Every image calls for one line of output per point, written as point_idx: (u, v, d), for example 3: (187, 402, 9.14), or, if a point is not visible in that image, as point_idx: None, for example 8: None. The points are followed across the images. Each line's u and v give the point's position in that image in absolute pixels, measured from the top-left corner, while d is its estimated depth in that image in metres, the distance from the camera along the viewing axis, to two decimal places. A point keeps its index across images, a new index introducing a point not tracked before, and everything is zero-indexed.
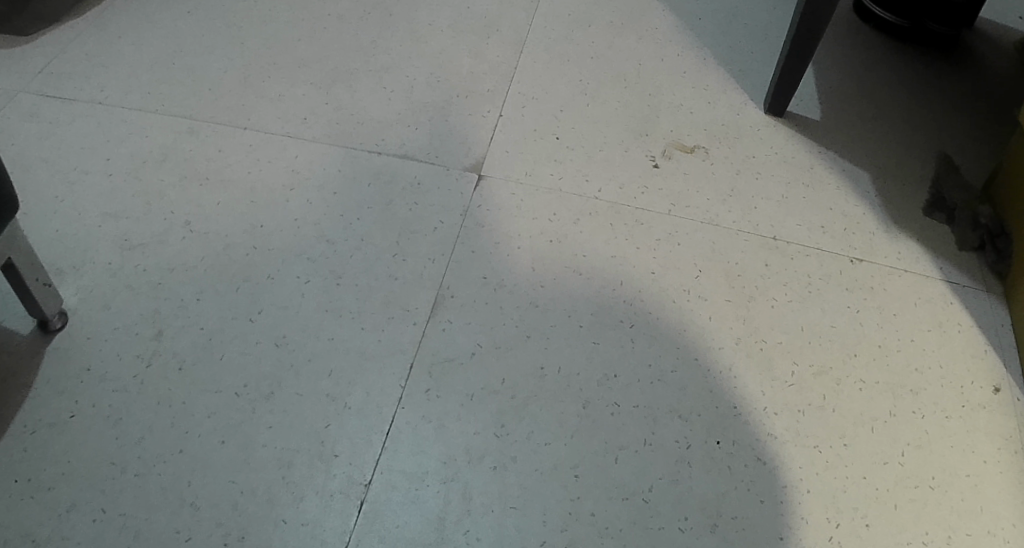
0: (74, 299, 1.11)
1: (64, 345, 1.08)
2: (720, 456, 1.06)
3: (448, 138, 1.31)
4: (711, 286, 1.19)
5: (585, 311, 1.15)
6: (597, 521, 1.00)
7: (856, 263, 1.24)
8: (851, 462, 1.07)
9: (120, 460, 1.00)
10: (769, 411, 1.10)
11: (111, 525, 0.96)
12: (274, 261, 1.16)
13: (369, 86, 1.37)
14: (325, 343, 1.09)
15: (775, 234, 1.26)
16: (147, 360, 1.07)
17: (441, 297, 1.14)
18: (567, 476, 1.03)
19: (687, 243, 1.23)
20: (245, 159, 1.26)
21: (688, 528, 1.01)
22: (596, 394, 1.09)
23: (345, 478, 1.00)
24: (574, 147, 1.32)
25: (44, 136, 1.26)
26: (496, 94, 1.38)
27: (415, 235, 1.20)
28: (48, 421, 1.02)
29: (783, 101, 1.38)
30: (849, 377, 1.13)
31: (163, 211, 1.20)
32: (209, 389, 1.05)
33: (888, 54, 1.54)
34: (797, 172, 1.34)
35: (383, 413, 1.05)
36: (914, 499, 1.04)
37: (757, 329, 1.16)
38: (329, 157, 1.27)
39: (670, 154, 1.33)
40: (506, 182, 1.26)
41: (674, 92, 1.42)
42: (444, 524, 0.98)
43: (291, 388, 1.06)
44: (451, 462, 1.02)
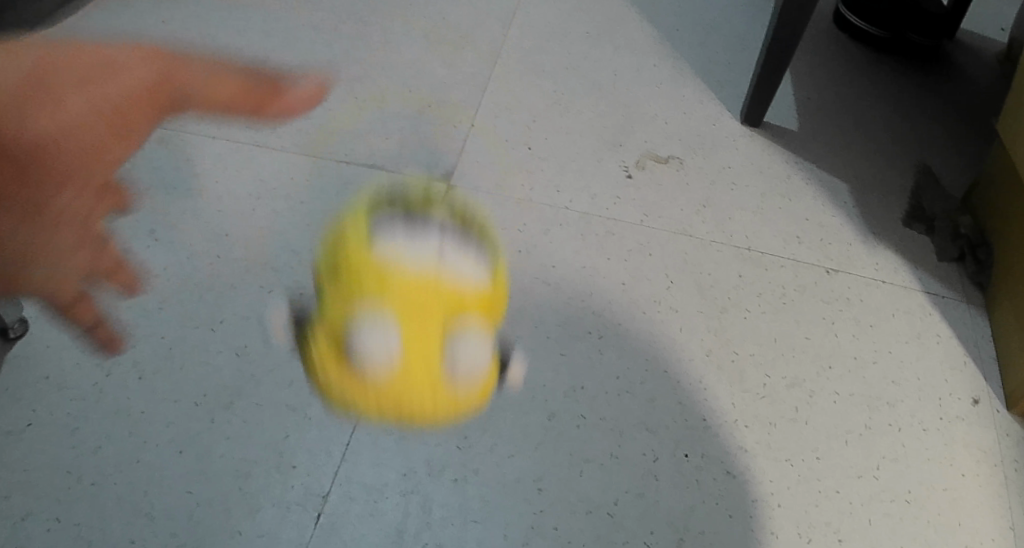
0: (36, 307, 1.11)
1: (24, 351, 1.08)
2: (688, 469, 1.05)
3: (418, 148, 1.27)
4: (683, 297, 1.18)
5: (553, 321, 1.13)
6: (560, 534, 0.99)
7: (832, 275, 1.24)
8: (823, 475, 1.07)
9: (76, 469, 1.00)
10: (739, 422, 1.09)
11: (66, 534, 0.96)
12: (238, 269, 1.14)
13: (341, 97, 1.33)
14: (286, 353, 1.08)
15: (750, 245, 1.24)
16: (107, 369, 1.07)
17: None
18: (530, 490, 1.01)
19: (659, 254, 1.21)
20: (213, 168, 1.23)
21: (654, 542, 1.00)
22: (562, 406, 1.07)
23: (303, 490, 0.99)
24: (545, 157, 1.29)
25: None
26: (469, 105, 1.34)
27: None
28: (5, 429, 1.02)
29: (760, 111, 1.36)
30: (824, 390, 1.13)
31: (130, 220, 1.18)
32: (169, 398, 1.05)
33: (869, 66, 1.52)
34: (773, 183, 1.32)
35: (344, 423, 1.03)
36: (890, 513, 1.05)
37: (729, 339, 1.15)
38: (297, 168, 1.24)
39: (643, 164, 1.30)
40: (476, 191, 1.23)
41: (649, 103, 1.39)
42: (402, 537, 0.97)
43: (251, 397, 1.05)
44: (410, 474, 1.01)
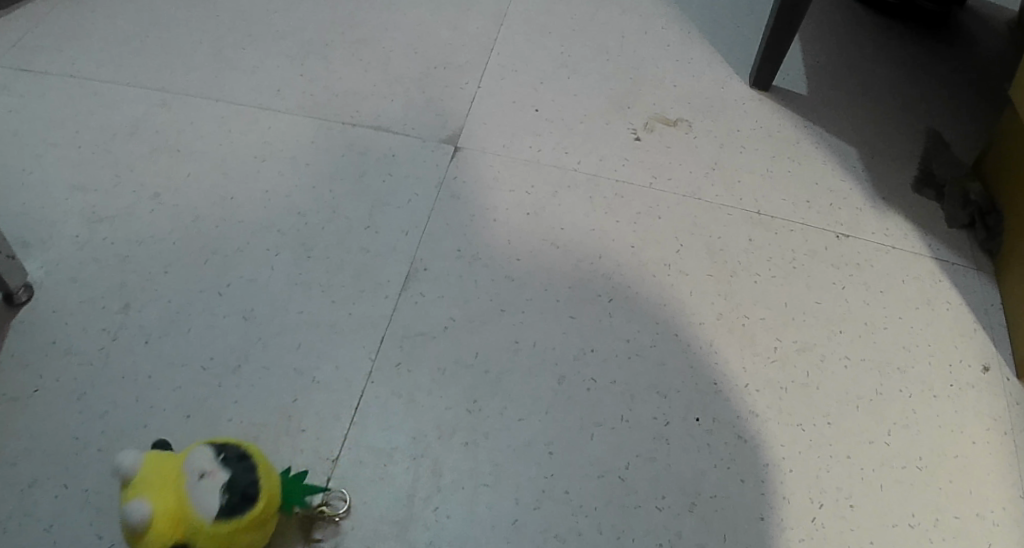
0: (41, 273, 1.11)
1: (29, 318, 1.07)
2: (699, 434, 1.04)
3: (424, 110, 1.25)
4: (693, 261, 1.16)
5: (562, 285, 1.11)
6: (571, 498, 0.99)
7: (842, 239, 1.23)
8: (834, 440, 1.06)
9: (83, 435, 1.00)
10: (750, 387, 1.09)
11: (74, 501, 0.97)
12: (243, 233, 1.12)
13: (345, 58, 1.31)
14: (293, 317, 1.06)
15: (760, 209, 1.23)
16: (113, 333, 1.06)
17: (412, 270, 1.10)
18: (541, 453, 1.01)
19: (669, 217, 1.20)
20: (216, 130, 1.22)
21: (664, 507, 1.00)
22: (572, 369, 1.06)
23: (313, 453, 0.98)
24: (554, 120, 1.27)
25: (14, 110, 1.24)
26: (475, 67, 1.32)
27: (389, 207, 1.15)
28: (12, 396, 1.02)
29: (770, 74, 1.34)
30: (835, 355, 1.13)
31: (133, 183, 1.17)
32: (175, 363, 1.04)
33: (879, 30, 1.50)
34: (783, 146, 1.30)
35: (352, 387, 1.02)
36: (901, 479, 1.04)
37: (740, 303, 1.14)
38: (302, 130, 1.22)
39: (652, 127, 1.29)
40: (484, 153, 1.22)
41: (657, 65, 1.37)
42: (413, 501, 0.97)
43: (258, 361, 1.04)
44: (420, 438, 1.00)
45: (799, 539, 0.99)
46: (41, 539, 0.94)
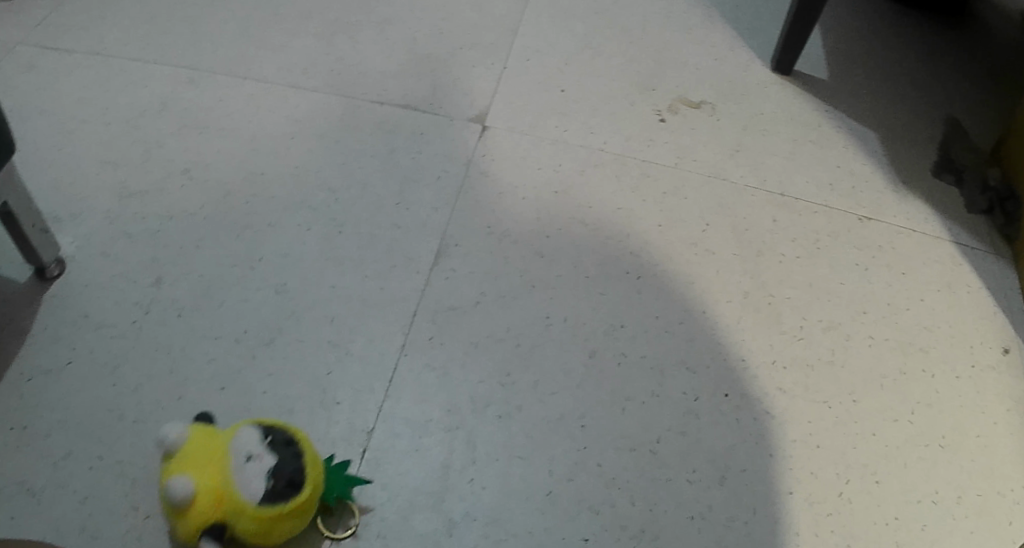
0: (73, 247, 1.11)
1: (62, 291, 1.08)
2: (729, 409, 1.05)
3: (449, 89, 1.28)
4: (719, 240, 1.18)
5: (591, 262, 1.13)
6: (604, 471, 0.99)
7: (864, 222, 1.23)
8: (860, 418, 1.07)
9: (117, 408, 1.00)
10: (777, 363, 1.10)
11: (109, 472, 0.97)
12: (275, 209, 1.14)
13: (372, 38, 1.34)
14: (326, 290, 1.08)
15: (783, 190, 1.24)
16: (146, 307, 1.07)
17: (443, 246, 1.12)
18: (573, 427, 1.02)
19: (694, 197, 1.21)
20: (245, 109, 1.24)
21: (696, 480, 1.00)
22: (602, 344, 1.07)
23: (348, 426, 0.99)
24: (578, 100, 1.29)
25: (43, 87, 1.25)
26: (499, 47, 1.34)
27: (418, 183, 1.17)
28: (45, 368, 1.03)
29: (792, 58, 1.36)
30: (859, 334, 1.14)
31: (163, 159, 1.19)
32: (208, 335, 1.05)
33: (896, 18, 1.51)
34: (805, 129, 1.32)
35: (385, 360, 1.03)
36: (925, 457, 1.05)
37: (766, 282, 1.15)
38: (331, 107, 1.24)
39: (676, 108, 1.30)
40: (510, 132, 1.23)
41: (679, 48, 1.38)
42: (448, 473, 0.97)
43: (291, 334, 1.05)
44: (454, 410, 1.01)
45: (826, 514, 1.00)
46: (76, 510, 0.94)
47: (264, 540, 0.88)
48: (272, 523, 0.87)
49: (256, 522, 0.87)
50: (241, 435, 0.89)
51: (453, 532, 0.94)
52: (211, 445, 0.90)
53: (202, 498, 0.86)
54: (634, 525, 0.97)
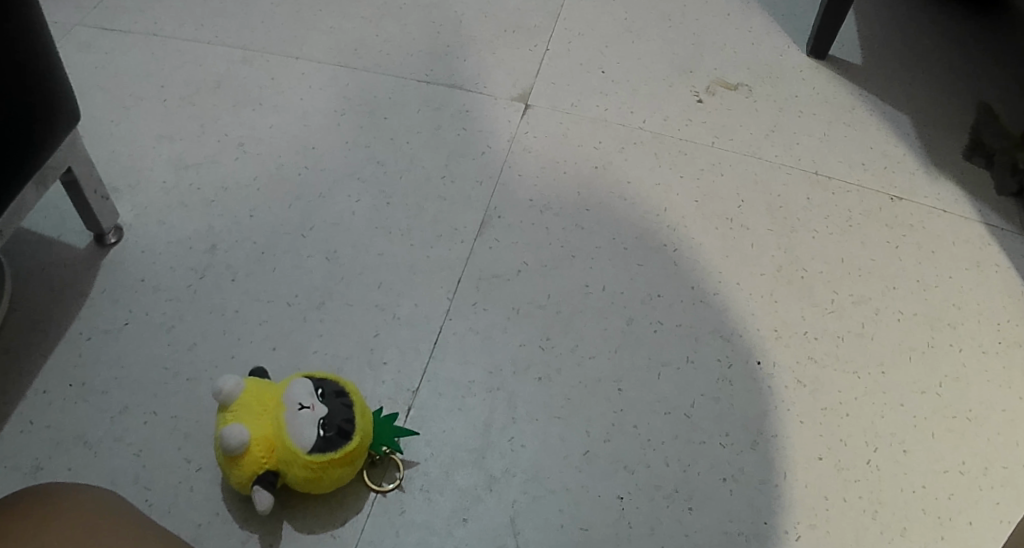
0: (130, 216, 1.17)
1: (119, 257, 1.14)
2: (761, 377, 1.08)
3: (493, 69, 1.32)
4: (753, 216, 1.21)
5: (630, 234, 1.17)
6: (640, 433, 1.03)
7: (896, 201, 1.25)
8: (888, 389, 1.09)
9: (172, 366, 1.05)
10: (809, 334, 1.12)
11: (163, 426, 1.01)
12: (327, 181, 1.19)
13: (419, 21, 1.39)
14: (374, 257, 1.12)
15: (818, 170, 1.27)
16: (200, 272, 1.12)
17: (487, 217, 1.16)
18: (611, 390, 1.05)
19: (730, 174, 1.24)
20: (297, 87, 1.29)
21: (728, 444, 1.03)
22: (639, 312, 1.11)
23: (394, 385, 1.03)
24: (619, 81, 1.33)
25: (101, 65, 1.31)
26: (542, 31, 1.39)
27: (464, 158, 1.21)
28: (104, 328, 1.08)
29: (827, 42, 1.38)
30: (888, 309, 1.15)
31: (218, 133, 1.24)
32: (260, 298, 1.09)
33: (932, 5, 1.52)
34: (839, 112, 1.34)
35: (431, 323, 1.07)
36: (952, 429, 1.06)
37: (798, 258, 1.18)
38: (379, 85, 1.29)
39: (714, 90, 1.33)
40: (553, 111, 1.27)
41: (716, 32, 1.42)
42: (489, 431, 1.01)
43: (341, 298, 1.09)
44: (496, 372, 1.05)
45: (854, 480, 1.02)
46: (132, 461, 0.99)
47: (316, 488, 0.93)
48: (323, 470, 0.92)
49: (307, 470, 0.92)
50: (293, 388, 0.94)
51: (493, 487, 0.98)
52: (265, 397, 0.94)
53: (255, 446, 0.91)
54: (668, 485, 1.00)
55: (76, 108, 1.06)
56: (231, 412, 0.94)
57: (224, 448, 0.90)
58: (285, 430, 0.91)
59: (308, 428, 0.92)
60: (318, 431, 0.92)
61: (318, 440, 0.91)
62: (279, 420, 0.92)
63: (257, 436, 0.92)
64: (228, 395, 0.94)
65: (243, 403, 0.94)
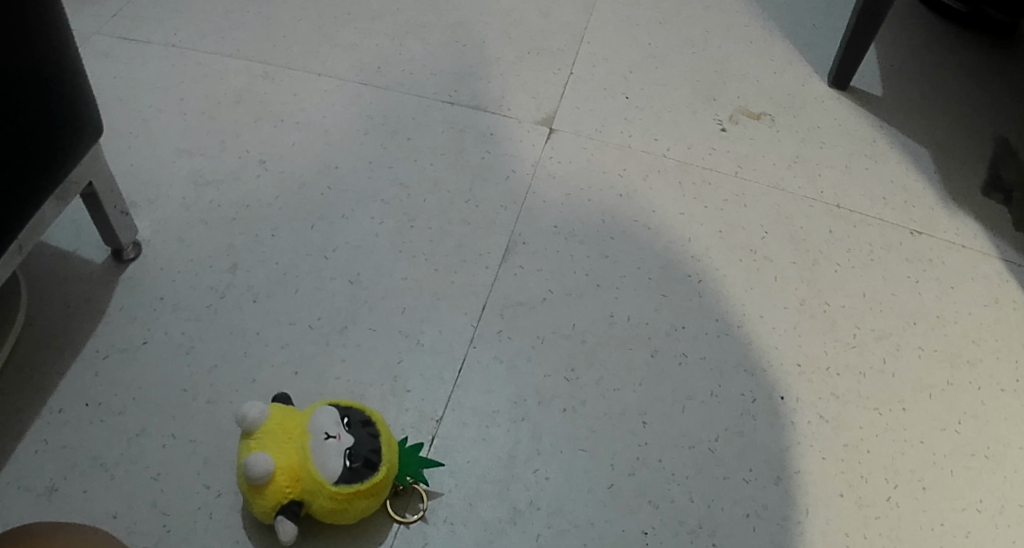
0: (148, 231, 1.15)
1: (137, 273, 1.12)
2: (784, 412, 1.08)
3: (517, 92, 1.31)
4: (776, 248, 1.21)
5: (654, 264, 1.16)
6: (664, 467, 1.02)
7: (916, 236, 1.25)
8: (908, 425, 1.09)
9: (191, 388, 1.03)
10: (831, 369, 1.12)
11: (182, 450, 1.00)
12: (349, 202, 1.18)
13: (442, 40, 1.38)
14: (397, 282, 1.11)
15: (839, 203, 1.27)
16: (220, 292, 1.10)
17: (512, 243, 1.15)
18: (635, 422, 1.04)
19: (754, 205, 1.24)
20: (319, 104, 1.28)
21: (752, 479, 1.02)
22: (664, 344, 1.10)
23: (417, 413, 1.02)
24: (643, 107, 1.33)
25: (120, 76, 1.29)
26: (566, 54, 1.38)
27: (488, 182, 1.21)
28: (120, 347, 1.06)
29: (848, 73, 1.38)
30: (909, 344, 1.15)
31: (239, 150, 1.22)
32: (282, 321, 1.08)
33: (951, 38, 1.52)
34: (861, 143, 1.34)
35: (455, 351, 1.06)
36: (970, 466, 1.06)
37: (821, 291, 1.18)
38: (403, 105, 1.28)
39: (737, 119, 1.33)
40: (577, 136, 1.27)
41: (739, 59, 1.42)
42: (514, 462, 1.00)
43: (364, 322, 1.08)
44: (521, 402, 1.04)
45: (874, 517, 1.01)
46: (148, 486, 0.97)
47: (339, 518, 0.92)
48: (348, 501, 0.91)
49: (332, 501, 0.90)
50: (319, 416, 0.93)
51: (517, 520, 0.97)
52: (289, 425, 0.93)
53: (279, 475, 0.90)
54: (691, 521, 0.99)
55: (98, 118, 1.03)
56: (254, 439, 0.92)
57: (248, 477, 0.89)
58: (311, 460, 0.90)
59: (335, 458, 0.90)
60: (344, 462, 0.90)
61: (343, 472, 0.90)
62: (304, 450, 0.91)
63: (281, 466, 0.90)
64: (252, 423, 0.92)
65: (267, 431, 0.92)
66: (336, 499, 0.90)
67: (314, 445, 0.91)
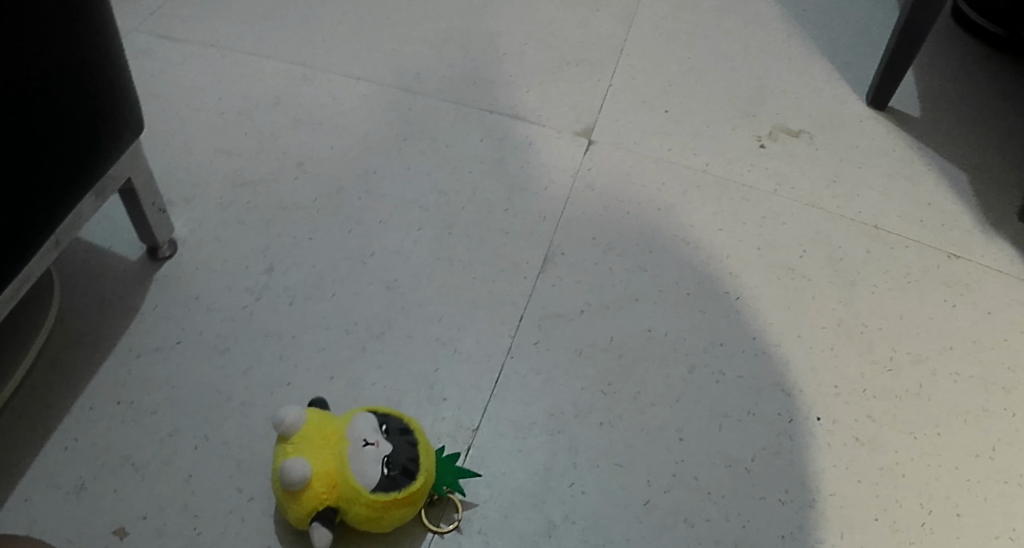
0: (184, 230, 1.14)
1: (172, 272, 1.11)
2: (820, 433, 1.06)
3: (556, 102, 1.31)
4: (814, 267, 1.20)
5: (692, 279, 1.15)
6: (700, 484, 1.01)
7: (953, 260, 1.24)
8: (943, 450, 1.07)
9: (225, 390, 1.03)
10: (867, 391, 1.10)
11: (214, 453, 0.99)
12: (387, 207, 1.17)
13: (482, 48, 1.37)
14: (435, 289, 1.10)
15: (877, 224, 1.26)
16: (256, 293, 1.09)
17: (550, 254, 1.15)
18: (672, 439, 1.03)
19: (792, 223, 1.23)
20: (358, 108, 1.27)
21: (788, 500, 1.01)
22: (702, 360, 1.09)
23: (454, 423, 1.01)
24: (682, 121, 1.32)
25: (158, 74, 1.29)
26: (605, 66, 1.38)
27: (527, 191, 1.20)
28: (154, 346, 1.05)
29: (887, 93, 1.38)
30: (945, 368, 1.13)
31: (277, 151, 1.22)
32: (318, 325, 1.07)
33: (989, 62, 1.52)
34: (898, 165, 1.33)
35: (492, 360, 1.06)
36: (1004, 493, 1.04)
37: (858, 312, 1.17)
38: (442, 112, 1.28)
39: (776, 136, 1.33)
40: (616, 148, 1.26)
41: (778, 77, 1.41)
42: (550, 475, 0.99)
43: (401, 329, 1.07)
44: (558, 415, 1.03)
45: (907, 542, 0.99)
46: (180, 487, 0.96)
47: (374, 527, 0.91)
48: (384, 510, 0.89)
49: (368, 509, 0.89)
50: (357, 423, 0.92)
51: (552, 533, 0.96)
52: (326, 432, 0.92)
53: (316, 481, 0.89)
54: (727, 540, 0.98)
55: (139, 114, 1.02)
56: (291, 445, 0.91)
57: (284, 482, 0.87)
58: (349, 467, 0.89)
59: (374, 465, 0.89)
60: (382, 469, 0.89)
61: (381, 479, 0.89)
62: (342, 456, 0.90)
63: (318, 472, 0.89)
64: (289, 427, 0.91)
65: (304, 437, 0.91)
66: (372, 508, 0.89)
67: (352, 451, 0.90)
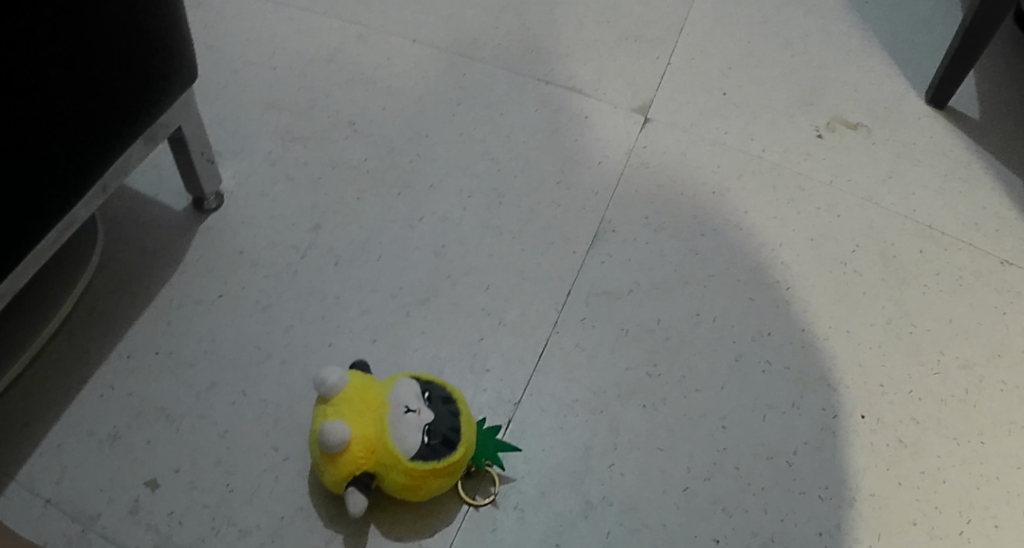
0: (232, 183, 1.13)
1: (216, 224, 1.10)
2: (863, 432, 1.04)
3: (614, 77, 1.28)
4: (865, 263, 1.17)
5: (743, 267, 1.13)
6: (741, 474, 0.99)
7: (1006, 266, 1.19)
8: (985, 460, 1.04)
9: (266, 346, 1.01)
10: (913, 393, 1.08)
11: (251, 410, 0.97)
12: (437, 172, 1.15)
13: (541, 17, 1.35)
14: (483, 258, 1.09)
15: (932, 224, 1.22)
16: (301, 251, 1.08)
17: (601, 230, 1.13)
18: (715, 426, 1.02)
19: (846, 217, 1.21)
20: (413, 70, 1.25)
21: (827, 497, 1.00)
22: (749, 349, 1.07)
23: (496, 395, 1.00)
24: (739, 105, 1.29)
25: (212, 25, 1.27)
26: (665, 44, 1.35)
27: (581, 165, 1.18)
28: (196, 298, 1.04)
29: (950, 91, 1.32)
30: (992, 377, 1.10)
31: (329, 109, 1.20)
32: (363, 287, 1.06)
33: None
34: (955, 165, 1.28)
35: (538, 334, 1.04)
36: None
37: (908, 312, 1.14)
38: (497, 80, 1.26)
39: (834, 127, 1.30)
40: (673, 128, 1.24)
41: (839, 66, 1.38)
42: (589, 455, 0.98)
43: (447, 296, 1.06)
44: (601, 394, 1.01)
45: None
46: (215, 441, 0.95)
47: (411, 495, 0.90)
48: (423, 479, 0.88)
49: (407, 477, 0.88)
50: (399, 389, 0.90)
51: (589, 513, 0.95)
52: (367, 396, 0.90)
53: (355, 446, 0.87)
54: (764, 533, 0.96)
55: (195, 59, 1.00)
56: (331, 407, 0.90)
57: (323, 445, 0.86)
58: (389, 433, 0.88)
59: (415, 433, 0.88)
60: (423, 438, 0.88)
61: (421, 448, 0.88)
62: (382, 422, 0.88)
63: (358, 437, 0.88)
64: (330, 389, 0.90)
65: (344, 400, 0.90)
66: (411, 476, 0.88)
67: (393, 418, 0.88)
